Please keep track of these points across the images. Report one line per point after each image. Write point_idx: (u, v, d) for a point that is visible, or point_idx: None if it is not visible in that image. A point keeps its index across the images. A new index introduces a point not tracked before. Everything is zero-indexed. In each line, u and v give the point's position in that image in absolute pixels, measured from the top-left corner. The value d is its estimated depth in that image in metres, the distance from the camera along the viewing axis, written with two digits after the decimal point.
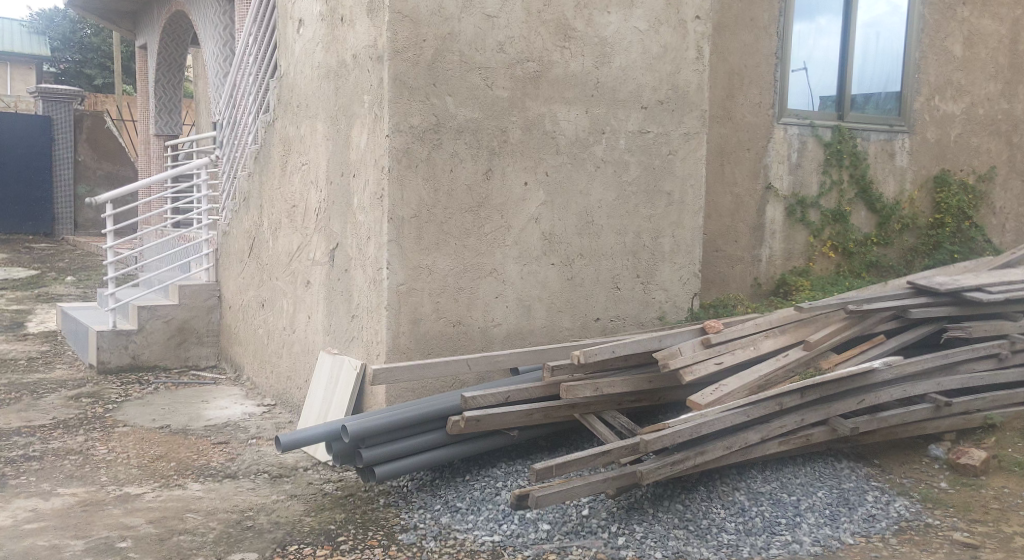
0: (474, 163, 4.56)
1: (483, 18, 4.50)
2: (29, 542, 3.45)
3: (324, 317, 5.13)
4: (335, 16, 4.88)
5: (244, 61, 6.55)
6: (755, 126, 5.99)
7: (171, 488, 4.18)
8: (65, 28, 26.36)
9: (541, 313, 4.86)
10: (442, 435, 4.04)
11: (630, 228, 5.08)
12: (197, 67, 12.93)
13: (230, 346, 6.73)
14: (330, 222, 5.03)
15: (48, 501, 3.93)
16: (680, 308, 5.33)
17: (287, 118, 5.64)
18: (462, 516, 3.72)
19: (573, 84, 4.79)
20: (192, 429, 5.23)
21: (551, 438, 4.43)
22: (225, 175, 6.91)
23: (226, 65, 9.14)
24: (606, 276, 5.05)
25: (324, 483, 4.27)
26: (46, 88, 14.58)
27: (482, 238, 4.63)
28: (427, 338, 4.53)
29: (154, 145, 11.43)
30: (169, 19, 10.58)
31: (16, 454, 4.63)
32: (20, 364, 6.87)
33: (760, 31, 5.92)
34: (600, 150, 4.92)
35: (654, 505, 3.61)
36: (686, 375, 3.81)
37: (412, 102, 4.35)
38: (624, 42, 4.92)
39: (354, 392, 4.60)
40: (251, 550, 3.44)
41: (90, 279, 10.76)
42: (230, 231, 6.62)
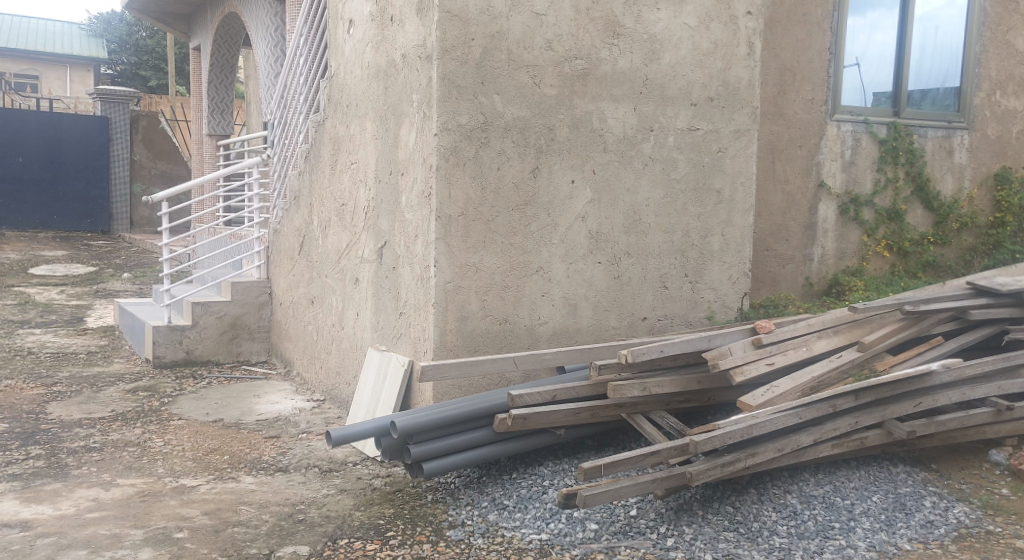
0: (522, 161, 4.56)
1: (533, 16, 4.50)
2: (92, 530, 3.56)
3: (373, 314, 5.19)
4: (385, 16, 4.92)
5: (295, 61, 6.65)
6: (807, 123, 5.88)
7: (225, 480, 4.27)
8: (122, 31, 27.06)
9: (588, 312, 4.85)
10: (489, 432, 4.06)
11: (679, 227, 5.04)
12: (247, 67, 13.15)
13: (280, 342, 6.85)
14: (379, 221, 5.08)
15: (109, 490, 4.05)
16: (730, 307, 5.28)
17: (338, 117, 5.70)
18: (510, 513, 3.74)
19: (621, 81, 4.76)
20: (245, 423, 5.34)
21: (598, 437, 4.42)
22: (277, 174, 7.01)
23: (276, 66, 9.30)
24: (654, 274, 5.02)
25: (373, 478, 4.33)
26: (104, 89, 15.02)
27: (529, 236, 4.63)
28: (474, 335, 4.55)
29: (207, 145, 11.69)
30: (222, 22, 10.80)
31: (77, 445, 4.78)
32: (80, 358, 7.08)
33: (814, 26, 5.81)
34: (648, 147, 4.88)
35: (704, 506, 3.58)
36: (737, 376, 3.76)
37: (460, 101, 4.37)
38: (674, 38, 4.87)
39: (402, 388, 4.65)
40: (303, 543, 3.50)
41: (146, 275, 11.05)
42: (281, 229, 6.73)
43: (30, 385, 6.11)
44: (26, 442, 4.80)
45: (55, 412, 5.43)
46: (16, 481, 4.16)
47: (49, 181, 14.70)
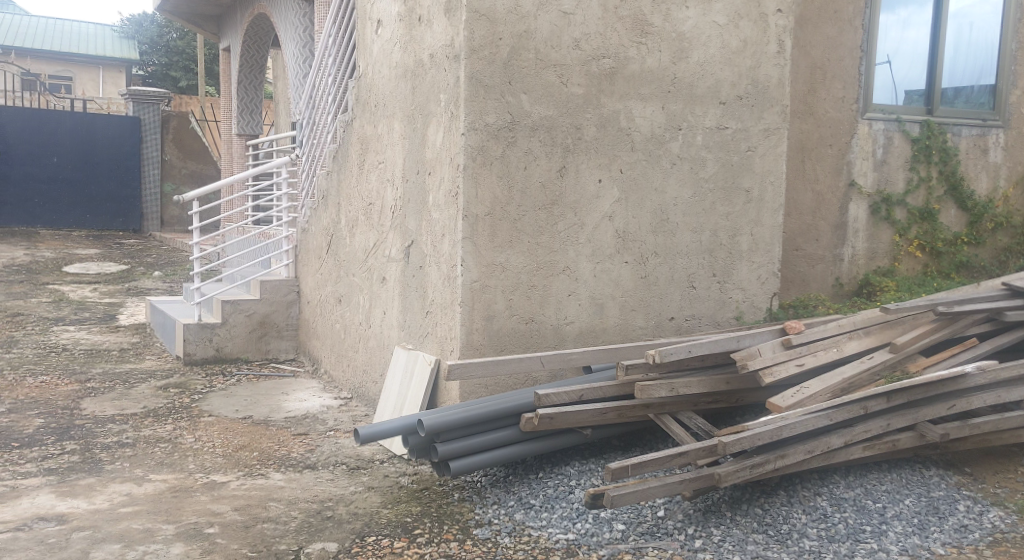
0: (549, 160, 4.56)
1: (561, 15, 4.49)
2: (125, 524, 3.61)
3: (400, 313, 5.21)
4: (413, 17, 4.95)
5: (324, 62, 6.70)
6: (838, 121, 5.81)
7: (255, 476, 4.32)
8: (153, 33, 27.44)
9: (615, 311, 4.83)
10: (515, 431, 4.06)
11: (707, 226, 5.01)
12: (276, 68, 13.28)
13: (308, 340, 6.91)
14: (406, 220, 5.11)
15: (142, 486, 4.11)
16: (758, 307, 5.24)
17: (366, 117, 5.73)
18: (537, 513, 3.74)
19: (650, 80, 4.73)
20: (274, 420, 5.40)
21: (625, 438, 4.40)
22: (305, 173, 7.06)
23: (305, 66, 9.38)
24: (681, 274, 4.99)
25: (400, 476, 4.35)
26: (136, 90, 15.24)
27: (556, 235, 4.63)
28: (500, 335, 4.56)
29: (236, 144, 11.82)
30: (252, 23, 10.91)
31: (111, 440, 4.85)
32: (113, 355, 7.19)
33: (845, 24, 5.75)
34: (676, 146, 4.86)
35: (732, 508, 3.56)
36: (766, 376, 3.72)
37: (487, 100, 4.37)
38: (703, 37, 4.84)
39: (429, 387, 4.67)
40: (331, 539, 3.52)
41: (176, 273, 11.20)
42: (309, 228, 6.78)
43: (65, 382, 6.22)
44: (61, 437, 4.88)
45: (89, 408, 5.52)
46: (52, 475, 4.23)
47: (82, 181, 14.94)
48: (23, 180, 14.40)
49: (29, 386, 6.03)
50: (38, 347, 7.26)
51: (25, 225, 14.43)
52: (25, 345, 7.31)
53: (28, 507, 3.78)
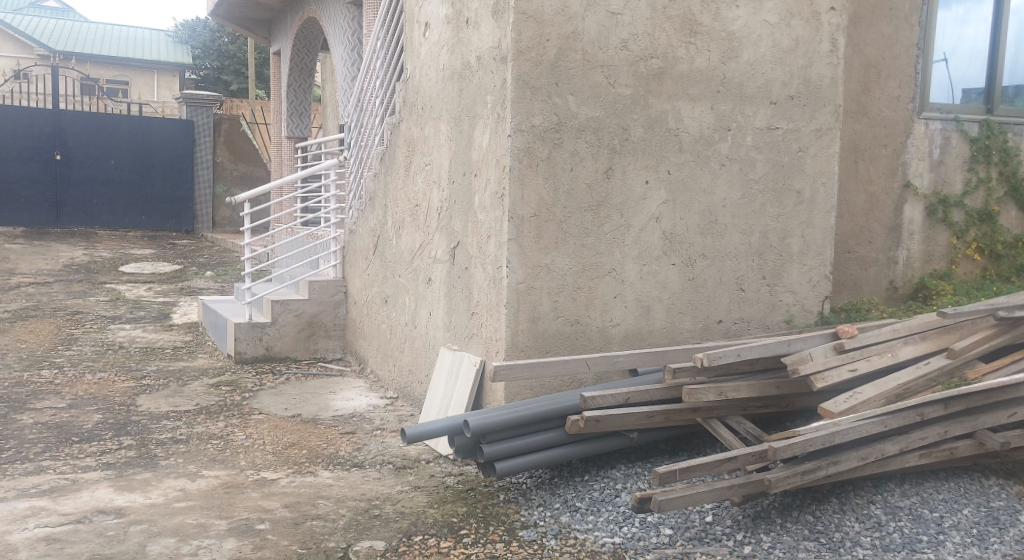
0: (596, 161, 4.54)
1: (608, 16, 4.46)
2: (180, 519, 3.69)
3: (445, 313, 5.24)
4: (461, 19, 4.97)
5: (372, 64, 6.78)
6: (893, 121, 5.69)
7: (304, 474, 4.38)
8: (206, 38, 28.07)
9: (662, 314, 4.79)
10: (561, 433, 4.05)
11: (757, 228, 4.94)
12: (325, 71, 13.47)
13: (355, 340, 6.98)
14: (452, 221, 5.14)
15: (196, 481, 4.20)
16: (809, 311, 5.16)
17: (413, 120, 5.78)
18: (583, 515, 3.73)
19: (698, 80, 4.68)
20: (322, 418, 5.47)
21: (672, 441, 4.37)
22: (352, 174, 7.14)
23: (353, 69, 9.49)
24: (729, 276, 4.93)
25: (445, 476, 4.38)
26: (190, 94, 15.60)
27: (602, 237, 4.61)
28: (546, 336, 4.55)
29: (286, 147, 12.02)
30: (301, 27, 11.07)
31: (165, 436, 4.97)
32: (167, 352, 7.37)
33: (901, 21, 5.62)
34: (725, 147, 4.80)
35: (782, 515, 3.50)
36: (818, 381, 3.65)
37: (534, 102, 4.38)
38: (753, 36, 4.77)
39: (475, 388, 4.69)
40: (379, 538, 3.56)
41: (228, 273, 11.43)
42: (357, 229, 6.86)
43: (121, 378, 6.39)
44: (119, 432, 5.02)
45: (145, 405, 5.67)
46: (110, 469, 4.35)
47: (137, 182, 15.33)
48: (82, 182, 14.85)
49: (88, 383, 6.22)
50: (95, 344, 7.47)
51: (83, 226, 14.89)
52: (84, 342, 7.53)
53: (87, 500, 3.90)
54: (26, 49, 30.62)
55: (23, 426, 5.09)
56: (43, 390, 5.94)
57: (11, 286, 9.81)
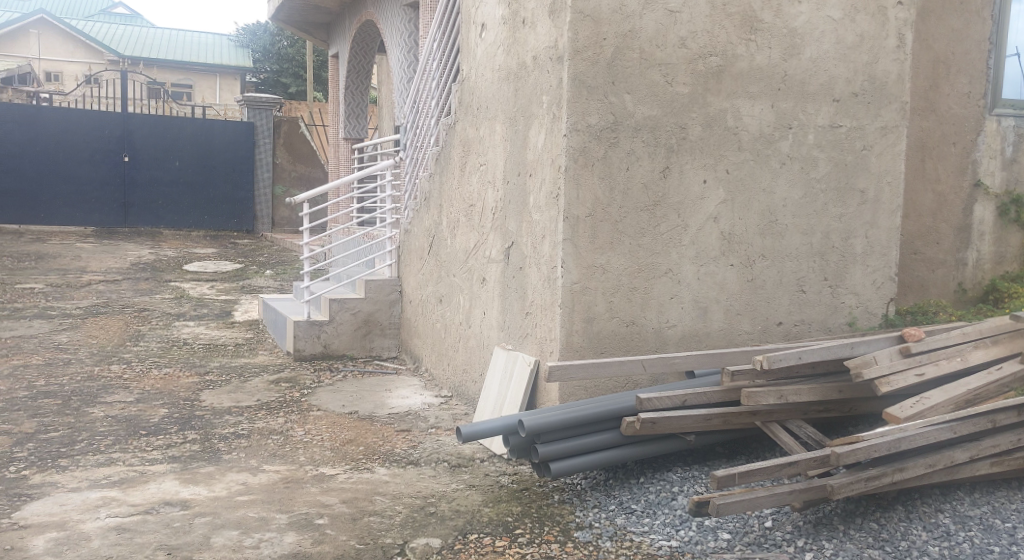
0: (652, 161, 4.50)
1: (667, 14, 4.41)
2: (242, 512, 3.78)
3: (499, 313, 5.26)
4: (517, 19, 4.97)
5: (429, 65, 6.83)
6: (962, 118, 5.51)
7: (361, 470, 4.44)
8: (266, 42, 28.69)
9: (719, 316, 4.72)
10: (616, 435, 4.02)
11: (818, 228, 4.84)
12: (382, 73, 13.64)
13: (410, 339, 7.05)
14: (507, 221, 5.15)
15: (257, 475, 4.30)
16: (873, 313, 5.03)
17: (468, 120, 5.80)
18: (638, 518, 3.70)
19: (759, 78, 4.60)
20: (378, 415, 5.54)
21: (730, 445, 4.31)
22: (408, 174, 7.20)
23: (409, 71, 9.58)
24: (790, 277, 4.83)
25: (500, 475, 4.39)
26: (251, 97, 15.97)
27: (658, 237, 4.56)
28: (600, 337, 4.53)
29: (343, 148, 12.20)
30: (360, 29, 11.22)
31: (228, 431, 5.10)
32: (229, 349, 7.55)
33: (971, 15, 5.44)
34: (786, 145, 4.71)
35: (845, 522, 3.42)
36: (883, 386, 3.55)
37: (590, 101, 4.36)
38: (816, 32, 4.68)
39: (529, 387, 4.69)
40: (434, 535, 3.58)
41: (287, 272, 11.67)
42: (412, 229, 6.92)
43: (186, 374, 6.58)
44: (184, 427, 5.16)
45: (208, 400, 5.83)
46: (176, 462, 4.48)
47: (201, 183, 15.74)
48: (148, 183, 15.32)
49: (155, 378, 6.41)
50: (161, 341, 7.69)
51: (150, 226, 15.37)
52: (151, 339, 7.77)
53: (155, 491, 4.02)
54: (97, 55, 31.73)
55: (95, 418, 5.27)
56: (113, 385, 6.14)
57: (82, 283, 10.19)
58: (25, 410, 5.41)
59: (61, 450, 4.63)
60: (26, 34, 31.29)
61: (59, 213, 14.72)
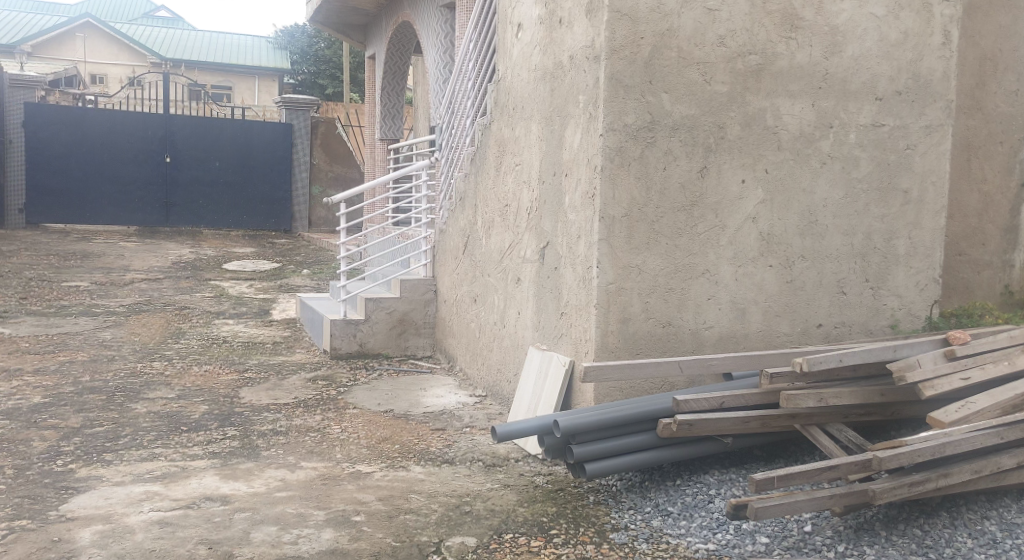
0: (690, 160, 4.46)
1: (705, 12, 4.37)
2: (281, 508, 3.82)
3: (534, 313, 5.25)
4: (554, 19, 4.96)
5: (465, 66, 6.85)
6: (1010, 117, 5.39)
7: (397, 468, 4.47)
8: (303, 44, 29.02)
9: (758, 317, 4.67)
10: (652, 436, 4.00)
11: (860, 229, 4.76)
12: (418, 74, 13.73)
13: (445, 338, 7.08)
14: (542, 221, 5.14)
15: (295, 472, 4.35)
16: (916, 315, 4.94)
17: (504, 120, 5.80)
18: (675, 520, 3.67)
19: (799, 76, 4.54)
20: (414, 414, 5.58)
21: (768, 448, 4.26)
22: (443, 175, 7.23)
23: (445, 72, 9.62)
24: (830, 279, 4.76)
25: (534, 475, 4.39)
26: (289, 98, 16.16)
27: (696, 238, 4.52)
28: (636, 338, 4.51)
29: (379, 148, 12.30)
30: (396, 31, 11.30)
31: (267, 428, 5.16)
32: (267, 347, 7.65)
33: (1020, 11, 5.32)
34: (827, 145, 4.64)
35: (888, 527, 3.35)
36: (927, 390, 3.48)
37: (627, 101, 4.33)
38: (859, 29, 4.60)
39: (564, 388, 4.68)
40: (470, 534, 3.59)
41: (323, 272, 11.78)
42: (447, 229, 6.94)
43: (226, 371, 6.68)
44: (224, 423, 5.24)
45: (247, 397, 5.91)
46: (216, 458, 4.55)
47: (240, 183, 15.96)
48: (189, 183, 15.59)
49: (195, 374, 6.52)
50: (202, 338, 7.82)
51: (190, 225, 15.64)
52: (191, 336, 7.90)
53: (196, 486, 4.08)
54: (140, 58, 32.38)
55: (138, 414, 5.38)
56: (155, 381, 6.25)
57: (126, 282, 10.41)
58: (71, 405, 5.54)
59: (105, 444, 4.72)
60: (72, 37, 31.67)
61: (104, 212, 15.09)
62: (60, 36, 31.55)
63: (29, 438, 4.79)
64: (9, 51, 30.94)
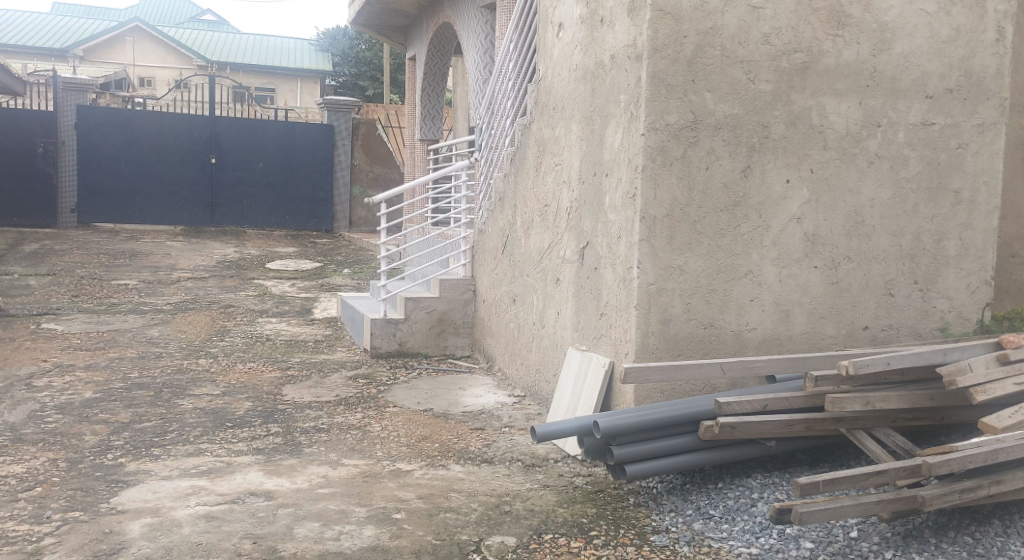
0: (733, 160, 4.41)
1: (750, 10, 4.32)
2: (323, 504, 3.86)
3: (573, 313, 5.24)
4: (596, 18, 4.94)
5: (505, 66, 6.86)
6: None
7: (437, 467, 4.49)
8: (344, 46, 29.36)
9: (802, 319, 4.59)
10: (693, 439, 3.95)
11: (908, 229, 4.66)
12: (458, 75, 13.79)
13: (484, 338, 7.09)
14: (582, 221, 5.12)
15: (337, 469, 4.39)
16: (966, 318, 4.83)
17: (545, 120, 5.79)
18: (717, 524, 3.63)
19: (846, 74, 4.46)
20: (453, 413, 5.60)
21: (812, 452, 4.19)
22: (482, 175, 7.24)
23: (485, 73, 9.64)
24: (877, 280, 4.67)
25: (574, 476, 4.37)
26: (330, 99, 16.34)
27: (739, 238, 4.47)
28: (677, 339, 4.47)
29: (419, 149, 12.37)
30: (437, 32, 11.36)
31: (309, 425, 5.23)
32: (309, 345, 7.74)
33: None
34: (874, 144, 4.55)
35: (937, 534, 3.28)
36: (978, 394, 3.40)
37: (669, 99, 4.30)
38: (909, 26, 4.51)
39: (603, 388, 4.66)
40: (510, 534, 3.59)
41: (364, 271, 11.89)
42: (486, 229, 6.96)
43: (269, 368, 6.78)
44: (267, 420, 5.31)
45: (289, 394, 5.98)
46: (260, 454, 4.62)
47: (282, 184, 16.16)
48: (233, 183, 15.86)
49: (239, 371, 6.63)
50: (245, 336, 7.94)
51: (234, 225, 15.92)
52: (235, 334, 8.03)
53: (241, 482, 4.15)
54: (186, 62, 33.06)
55: (184, 410, 5.48)
56: (200, 378, 6.37)
57: (172, 280, 10.61)
58: (121, 400, 5.67)
59: (153, 439, 4.82)
60: (122, 41, 32.44)
61: (152, 212, 15.42)
62: (109, 40, 32.31)
63: (81, 432, 4.91)
64: (61, 55, 31.76)
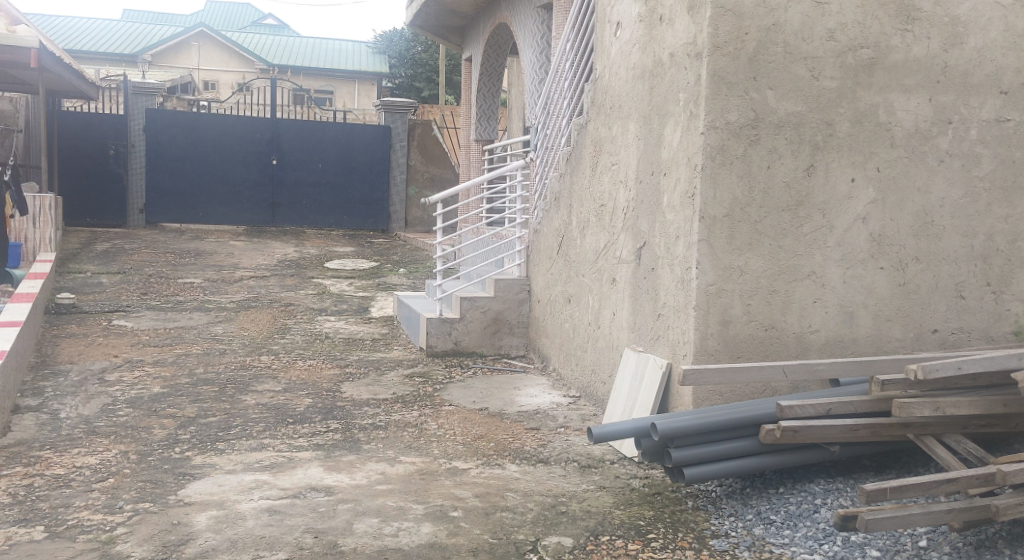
0: (795, 159, 4.32)
1: (814, 6, 4.23)
2: (382, 501, 3.91)
3: (630, 314, 5.19)
4: (655, 16, 4.89)
5: (561, 66, 6.84)
6: None
7: (493, 466, 4.50)
8: (400, 48, 29.68)
9: (867, 322, 4.48)
10: (753, 443, 3.88)
11: (980, 229, 4.50)
12: (513, 76, 13.80)
13: (539, 338, 7.09)
14: (639, 221, 5.08)
15: (394, 466, 4.44)
16: None
17: (601, 119, 5.76)
18: (778, 529, 3.56)
19: (915, 70, 4.33)
20: (508, 413, 5.61)
21: (877, 458, 4.08)
22: (537, 175, 7.24)
23: (541, 72, 9.63)
24: (947, 282, 4.52)
25: (630, 478, 4.34)
26: (387, 101, 16.52)
27: (801, 238, 4.37)
28: (736, 341, 4.40)
29: (474, 150, 12.42)
30: (492, 32, 11.38)
31: (367, 422, 5.30)
32: (366, 344, 7.84)
33: None
34: (945, 141, 4.41)
35: (1011, 545, 3.16)
36: None
37: (730, 97, 4.23)
38: (982, 20, 4.35)
39: (660, 390, 4.60)
40: (566, 534, 3.58)
41: (419, 271, 11.99)
42: (542, 229, 6.95)
43: (328, 366, 6.90)
44: (326, 416, 5.40)
45: (348, 391, 6.07)
46: (319, 450, 4.70)
47: (340, 185, 16.42)
48: (293, 184, 16.17)
49: (299, 369, 6.76)
50: (305, 334, 8.09)
51: (294, 225, 16.24)
52: (295, 332, 8.19)
53: (302, 477, 4.22)
54: (249, 66, 33.86)
55: (247, 405, 5.61)
56: (262, 375, 6.51)
57: (235, 279, 10.87)
58: (187, 395, 5.83)
59: (218, 433, 4.95)
60: (187, 46, 33.42)
61: (216, 212, 15.83)
62: (175, 45, 33.27)
63: (150, 425, 5.06)
64: (131, 61, 32.82)
